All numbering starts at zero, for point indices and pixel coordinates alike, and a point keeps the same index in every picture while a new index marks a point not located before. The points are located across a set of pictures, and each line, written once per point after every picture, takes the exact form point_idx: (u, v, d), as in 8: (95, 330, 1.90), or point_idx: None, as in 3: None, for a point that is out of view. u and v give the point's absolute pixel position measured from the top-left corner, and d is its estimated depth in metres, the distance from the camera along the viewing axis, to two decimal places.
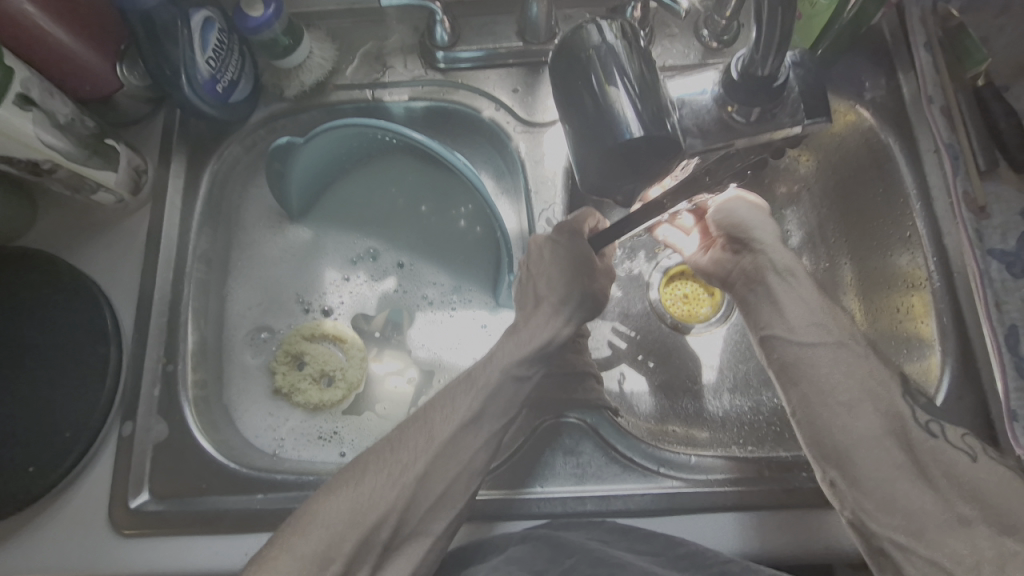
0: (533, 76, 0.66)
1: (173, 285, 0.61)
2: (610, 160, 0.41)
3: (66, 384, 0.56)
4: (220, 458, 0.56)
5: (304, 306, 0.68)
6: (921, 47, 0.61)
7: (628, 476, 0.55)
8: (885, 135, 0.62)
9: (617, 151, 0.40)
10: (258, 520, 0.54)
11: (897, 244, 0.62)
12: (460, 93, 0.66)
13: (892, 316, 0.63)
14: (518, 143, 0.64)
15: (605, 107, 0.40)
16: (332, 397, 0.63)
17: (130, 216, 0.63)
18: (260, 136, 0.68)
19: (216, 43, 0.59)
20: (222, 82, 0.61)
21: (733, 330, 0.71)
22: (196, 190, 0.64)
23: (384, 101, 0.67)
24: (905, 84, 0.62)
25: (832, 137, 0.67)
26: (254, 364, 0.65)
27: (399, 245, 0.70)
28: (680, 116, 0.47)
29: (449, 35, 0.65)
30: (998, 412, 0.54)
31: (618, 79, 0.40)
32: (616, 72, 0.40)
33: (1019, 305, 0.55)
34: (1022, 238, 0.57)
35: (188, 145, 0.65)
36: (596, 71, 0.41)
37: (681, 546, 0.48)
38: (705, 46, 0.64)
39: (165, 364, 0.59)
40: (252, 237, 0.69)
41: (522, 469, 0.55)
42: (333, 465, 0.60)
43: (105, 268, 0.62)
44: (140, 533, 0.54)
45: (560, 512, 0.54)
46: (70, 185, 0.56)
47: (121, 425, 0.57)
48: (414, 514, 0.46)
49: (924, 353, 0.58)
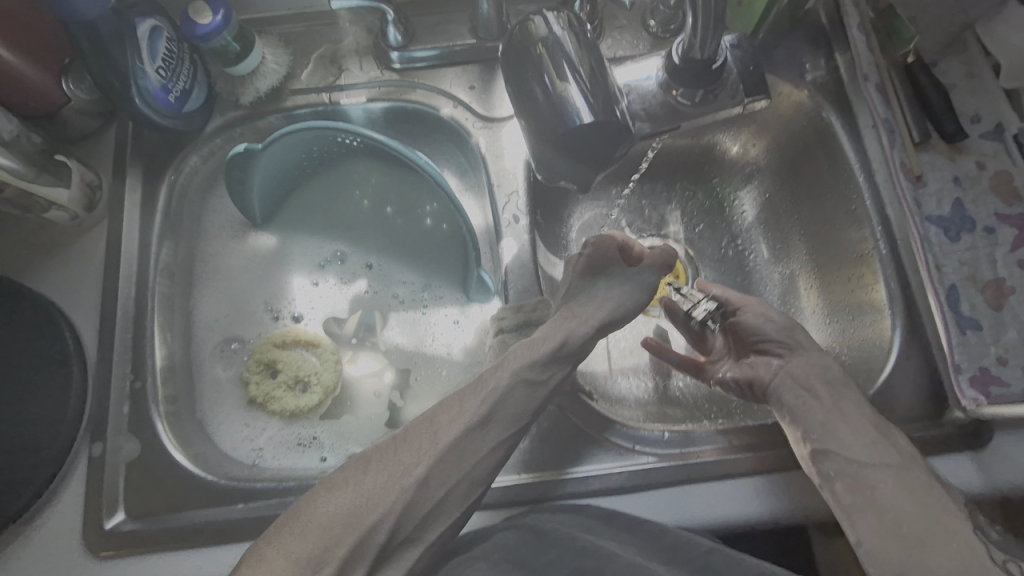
0: (488, 73, 0.68)
1: (136, 299, 0.60)
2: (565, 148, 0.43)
3: (25, 409, 0.54)
4: (197, 472, 0.56)
5: (273, 313, 0.68)
6: (855, 28, 0.65)
7: (604, 455, 0.57)
8: (826, 114, 0.66)
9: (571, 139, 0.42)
10: (240, 529, 0.53)
11: (846, 220, 0.66)
12: (418, 93, 0.67)
13: (845, 286, 0.66)
14: (478, 139, 0.65)
15: (553, 95, 0.42)
16: (309, 402, 0.63)
17: (85, 231, 0.62)
18: (217, 146, 0.67)
19: (166, 52, 0.58)
20: (174, 92, 0.60)
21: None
22: (154, 204, 0.63)
23: (341, 103, 0.67)
24: (842, 63, 0.66)
25: (779, 119, 0.71)
26: (225, 376, 0.65)
27: (367, 247, 0.70)
28: (628, 101, 0.51)
29: (403, 36, 0.66)
30: (944, 366, 0.57)
31: (568, 73, 0.42)
32: (566, 66, 0.42)
33: (957, 267, 0.59)
34: (956, 203, 0.61)
35: (143, 158, 0.64)
36: (546, 66, 0.42)
37: (669, 535, 0.50)
38: (652, 37, 0.66)
39: (132, 381, 0.58)
40: (215, 248, 0.68)
41: (520, 457, 0.57)
42: (314, 471, 0.60)
43: (62, 286, 0.60)
44: (118, 554, 0.53)
45: (545, 493, 0.56)
46: (19, 203, 0.55)
47: (90, 445, 0.56)
48: (410, 518, 0.45)
49: (874, 319, 0.62)
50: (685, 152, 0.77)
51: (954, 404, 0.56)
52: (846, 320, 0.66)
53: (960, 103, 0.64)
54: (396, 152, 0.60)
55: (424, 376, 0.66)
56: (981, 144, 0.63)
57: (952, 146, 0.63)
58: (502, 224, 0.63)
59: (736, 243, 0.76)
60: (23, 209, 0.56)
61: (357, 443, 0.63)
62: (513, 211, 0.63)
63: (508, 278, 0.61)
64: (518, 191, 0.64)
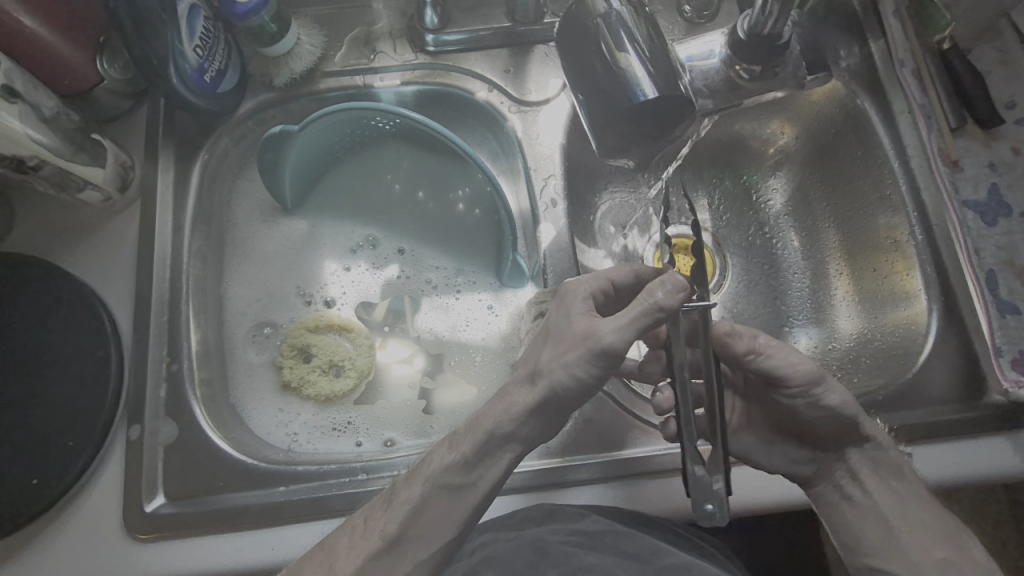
0: (522, 56, 0.67)
1: (171, 282, 0.59)
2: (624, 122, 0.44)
3: (66, 390, 0.54)
4: (235, 454, 0.55)
5: (305, 298, 0.67)
6: (890, 15, 0.66)
7: (647, 441, 0.56)
8: (859, 100, 0.66)
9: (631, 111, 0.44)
10: (281, 512, 0.53)
11: (878, 205, 0.67)
12: (452, 76, 0.67)
13: (877, 273, 0.67)
14: (513, 122, 0.65)
15: (620, 72, 0.43)
16: (343, 387, 0.63)
17: (119, 213, 0.61)
18: (249, 128, 0.66)
19: (203, 31, 0.57)
20: (209, 72, 0.59)
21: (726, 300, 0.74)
22: (188, 186, 0.62)
23: (374, 86, 0.66)
24: (877, 50, 0.67)
25: (811, 107, 0.72)
26: (258, 360, 0.64)
27: (399, 232, 0.70)
28: (692, 78, 0.55)
29: (439, 18, 0.66)
30: (984, 350, 0.58)
31: (627, 45, 0.43)
32: (626, 39, 0.43)
33: (994, 252, 0.60)
34: (993, 188, 0.62)
35: (175, 139, 0.63)
36: (605, 38, 0.44)
37: (666, 555, 0.49)
38: (687, 22, 0.66)
39: (168, 364, 0.57)
40: (246, 231, 0.68)
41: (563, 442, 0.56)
42: (350, 455, 0.59)
43: (97, 268, 0.60)
44: (156, 538, 0.52)
45: (568, 480, 0.55)
46: (55, 182, 0.54)
47: (129, 428, 0.55)
48: None
49: (908, 304, 0.63)
50: (715, 142, 0.78)
51: (993, 388, 0.56)
52: (879, 305, 0.66)
53: (995, 90, 0.65)
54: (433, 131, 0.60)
55: (458, 361, 0.66)
56: (1015, 131, 0.64)
57: (987, 132, 0.64)
58: (540, 208, 0.62)
59: (764, 233, 0.77)
60: (59, 189, 0.55)
61: (391, 428, 0.62)
62: (551, 194, 0.63)
63: (546, 261, 0.61)
64: (555, 175, 0.63)
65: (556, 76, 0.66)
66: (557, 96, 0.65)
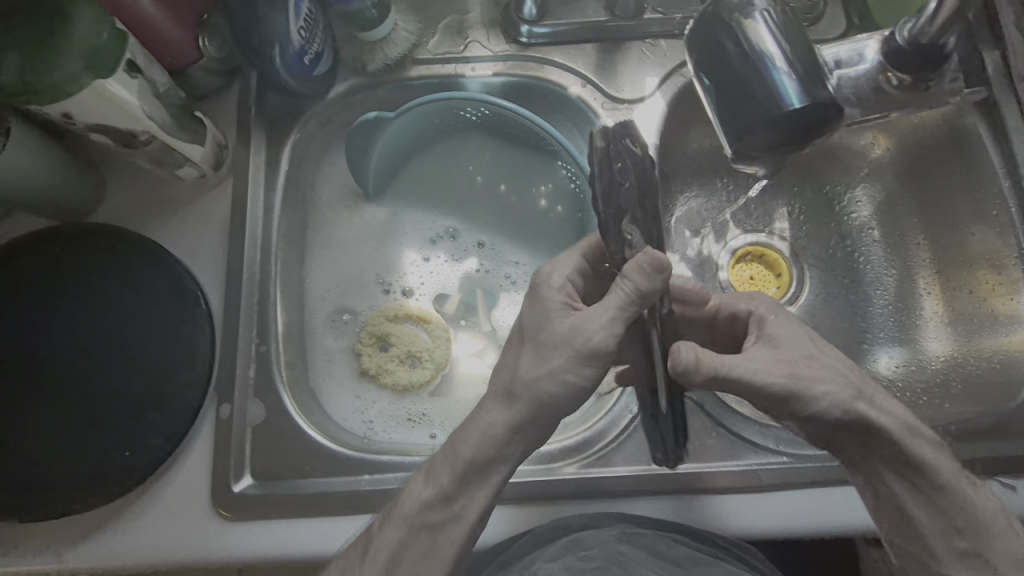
0: (618, 51, 0.65)
1: (260, 264, 0.60)
2: (760, 118, 0.43)
3: (157, 366, 0.55)
4: (320, 439, 0.55)
5: (384, 287, 0.67)
6: (1009, 26, 0.63)
7: (737, 453, 0.54)
8: (968, 118, 0.65)
9: (771, 107, 0.42)
10: (367, 502, 0.53)
11: (980, 228, 0.65)
12: (546, 69, 0.65)
13: (974, 295, 0.66)
14: (606, 120, 0.64)
15: (770, 79, 0.42)
16: (421, 378, 0.63)
17: (208, 191, 0.61)
18: (337, 112, 0.66)
19: (308, 12, 0.56)
20: (308, 54, 0.59)
21: (803, 311, 0.74)
22: (278, 168, 0.62)
23: (465, 75, 0.65)
24: (993, 62, 0.64)
25: (911, 123, 0.70)
26: (336, 345, 0.64)
27: (478, 225, 0.69)
28: (840, 85, 0.54)
29: (537, 10, 0.65)
30: None
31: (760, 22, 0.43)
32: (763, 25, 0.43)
33: None
34: None
35: (266, 119, 0.63)
36: (741, 29, 0.43)
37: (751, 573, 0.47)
38: None
39: (258, 345, 0.58)
40: (328, 216, 0.68)
41: (647, 449, 0.55)
42: (428, 448, 0.58)
43: (184, 246, 0.60)
44: (241, 518, 0.52)
45: (652, 490, 0.53)
46: (158, 158, 0.54)
47: (218, 408, 0.55)
48: None
49: (1011, 328, 0.62)
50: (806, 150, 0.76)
51: None
52: (975, 329, 0.65)
53: None
54: (524, 120, 0.63)
55: None
56: None
57: None
58: None
59: (845, 245, 0.75)
60: (159, 165, 0.55)
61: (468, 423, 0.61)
62: None
63: None
64: None
65: (652, 75, 0.64)
66: (652, 95, 0.64)
